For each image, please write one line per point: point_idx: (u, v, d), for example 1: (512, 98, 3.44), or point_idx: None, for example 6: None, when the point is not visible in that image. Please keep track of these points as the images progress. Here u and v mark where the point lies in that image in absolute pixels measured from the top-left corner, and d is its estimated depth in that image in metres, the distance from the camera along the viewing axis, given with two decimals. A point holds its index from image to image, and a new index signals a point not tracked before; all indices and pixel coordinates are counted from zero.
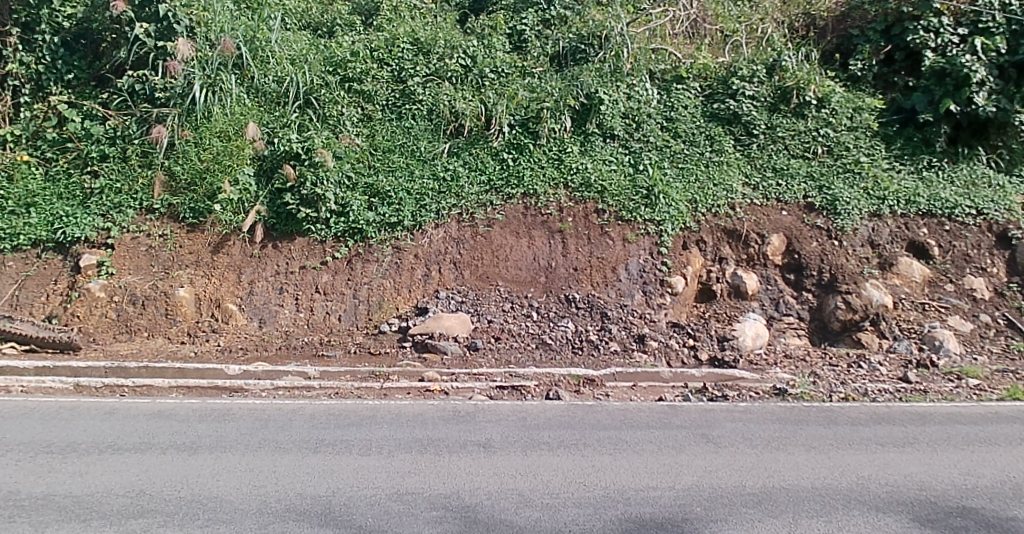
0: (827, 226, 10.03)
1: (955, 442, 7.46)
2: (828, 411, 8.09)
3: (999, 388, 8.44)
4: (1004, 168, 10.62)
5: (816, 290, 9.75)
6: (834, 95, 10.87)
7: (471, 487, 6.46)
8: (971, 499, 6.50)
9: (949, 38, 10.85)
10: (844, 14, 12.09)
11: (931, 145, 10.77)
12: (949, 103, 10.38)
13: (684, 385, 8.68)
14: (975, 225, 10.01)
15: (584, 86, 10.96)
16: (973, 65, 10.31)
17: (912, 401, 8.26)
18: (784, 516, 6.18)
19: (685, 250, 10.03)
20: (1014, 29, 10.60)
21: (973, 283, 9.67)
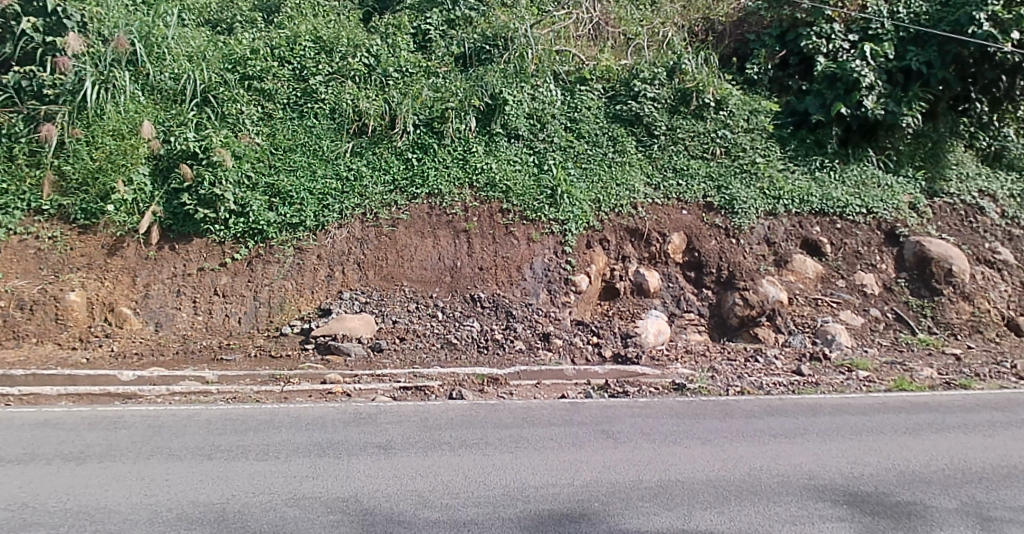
0: (725, 225, 10.26)
1: (844, 432, 7.69)
2: (725, 405, 8.24)
3: (887, 380, 8.80)
4: (892, 168, 11.08)
5: (715, 287, 9.98)
6: (732, 98, 11.19)
7: (370, 490, 6.32)
8: (858, 486, 6.68)
9: (840, 43, 11.17)
10: (741, 19, 12.48)
11: (824, 146, 11.18)
12: (840, 107, 10.71)
13: (587, 382, 8.74)
14: (865, 223, 10.40)
15: (488, 87, 11.01)
16: (862, 70, 10.69)
17: (805, 393, 8.50)
18: (681, 508, 6.24)
19: (589, 249, 10.09)
20: (901, 36, 11.03)
21: (864, 279, 10.02)
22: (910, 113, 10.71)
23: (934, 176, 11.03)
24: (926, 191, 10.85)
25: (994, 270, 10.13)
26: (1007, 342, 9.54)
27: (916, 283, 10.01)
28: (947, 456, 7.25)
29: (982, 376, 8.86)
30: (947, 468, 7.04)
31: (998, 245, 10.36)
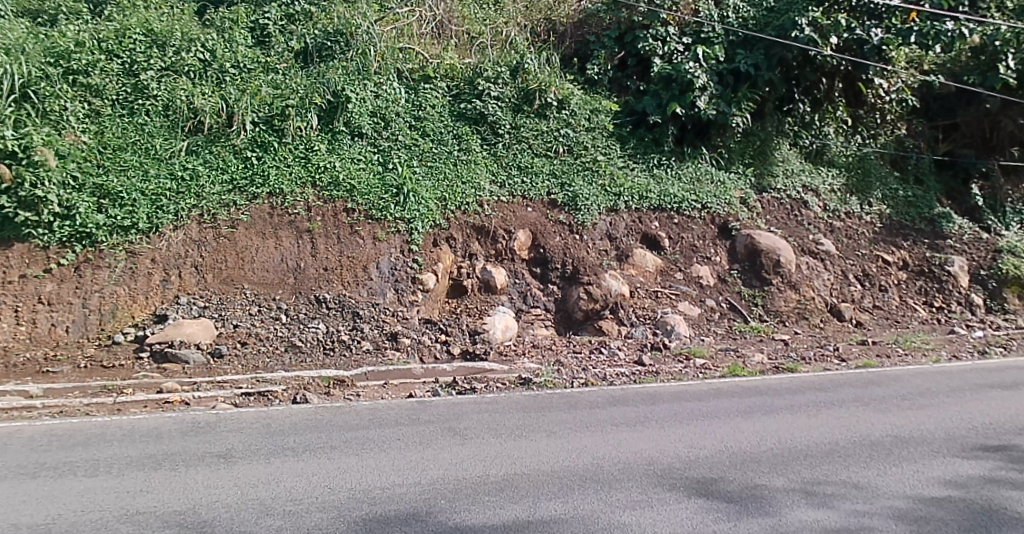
0: (569, 222, 10.51)
1: (681, 418, 8.00)
2: (569, 396, 8.41)
3: (722, 367, 9.26)
4: (723, 165, 11.65)
5: (561, 282, 10.21)
6: (573, 98, 11.50)
7: (209, 501, 6.03)
8: (694, 469, 6.92)
9: (675, 46, 11.78)
10: (581, 21, 12.81)
11: (661, 144, 11.53)
12: (675, 107, 11.12)
13: (435, 381, 8.71)
14: (701, 218, 10.89)
15: (330, 84, 10.88)
16: (695, 72, 11.16)
17: (645, 382, 8.80)
18: (524, 500, 6.27)
19: (436, 247, 10.12)
20: (731, 40, 11.66)
21: (700, 271, 10.46)
22: (739, 113, 11.27)
23: (763, 172, 11.71)
24: (755, 186, 11.48)
25: (818, 260, 10.86)
26: (830, 328, 10.30)
27: (747, 274, 10.55)
28: (777, 436, 7.64)
29: (807, 360, 9.51)
30: (774, 447, 7.42)
31: (822, 237, 11.13)
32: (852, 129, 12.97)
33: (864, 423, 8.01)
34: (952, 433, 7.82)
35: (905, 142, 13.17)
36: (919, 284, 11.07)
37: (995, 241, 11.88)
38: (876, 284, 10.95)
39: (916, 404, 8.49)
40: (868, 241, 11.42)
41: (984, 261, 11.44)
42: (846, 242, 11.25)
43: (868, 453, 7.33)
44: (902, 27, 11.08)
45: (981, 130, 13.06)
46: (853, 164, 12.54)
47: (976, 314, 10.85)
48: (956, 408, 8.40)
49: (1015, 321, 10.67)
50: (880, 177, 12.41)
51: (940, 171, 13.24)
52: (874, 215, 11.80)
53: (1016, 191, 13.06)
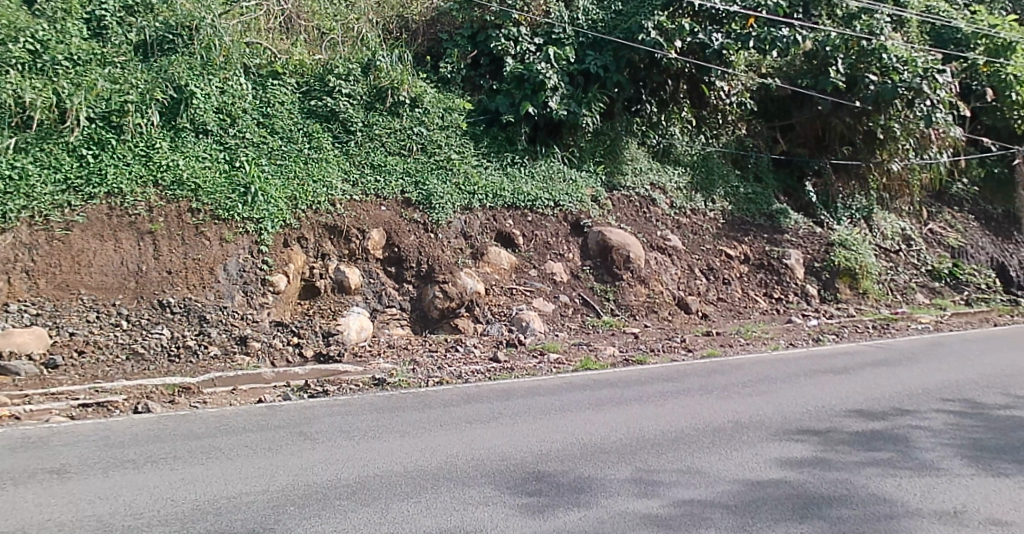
0: (424, 220, 10.58)
1: (533, 412, 8.13)
2: (424, 396, 8.40)
3: (575, 361, 9.53)
4: (576, 164, 11.98)
5: (416, 281, 10.27)
6: (426, 96, 11.58)
7: (39, 521, 5.50)
8: (545, 463, 6.95)
9: (527, 46, 11.92)
10: (434, 19, 12.91)
11: (514, 143, 11.75)
12: (527, 107, 11.29)
13: (286, 384, 8.54)
14: (553, 216, 11.21)
15: (172, 80, 10.54)
16: (547, 73, 11.39)
17: (500, 378, 8.93)
18: (378, 502, 6.05)
19: (286, 247, 10.00)
20: (581, 42, 12.00)
21: (553, 268, 10.76)
22: (589, 114, 11.59)
23: (612, 171, 12.12)
24: (606, 184, 11.88)
25: (666, 255, 11.36)
26: (678, 320, 10.77)
27: (599, 270, 10.93)
28: (625, 427, 7.84)
29: (655, 351, 9.91)
30: (624, 437, 7.59)
31: (668, 233, 11.68)
32: (697, 129, 13.51)
33: (707, 411, 8.35)
34: (788, 416, 8.25)
35: (745, 141, 13.88)
36: (760, 277, 11.76)
37: (827, 235, 12.80)
38: (720, 277, 11.55)
39: (755, 391, 8.94)
40: (712, 236, 12.06)
41: (819, 253, 12.31)
42: (692, 238, 11.85)
43: (711, 439, 7.60)
44: (741, 33, 11.79)
45: (814, 131, 13.78)
46: (697, 163, 13.12)
47: (810, 304, 11.67)
48: (791, 394, 8.89)
49: (845, 309, 11.58)
50: (722, 176, 13.10)
51: (778, 169, 14.06)
52: (717, 211, 12.48)
53: (846, 188, 13.93)
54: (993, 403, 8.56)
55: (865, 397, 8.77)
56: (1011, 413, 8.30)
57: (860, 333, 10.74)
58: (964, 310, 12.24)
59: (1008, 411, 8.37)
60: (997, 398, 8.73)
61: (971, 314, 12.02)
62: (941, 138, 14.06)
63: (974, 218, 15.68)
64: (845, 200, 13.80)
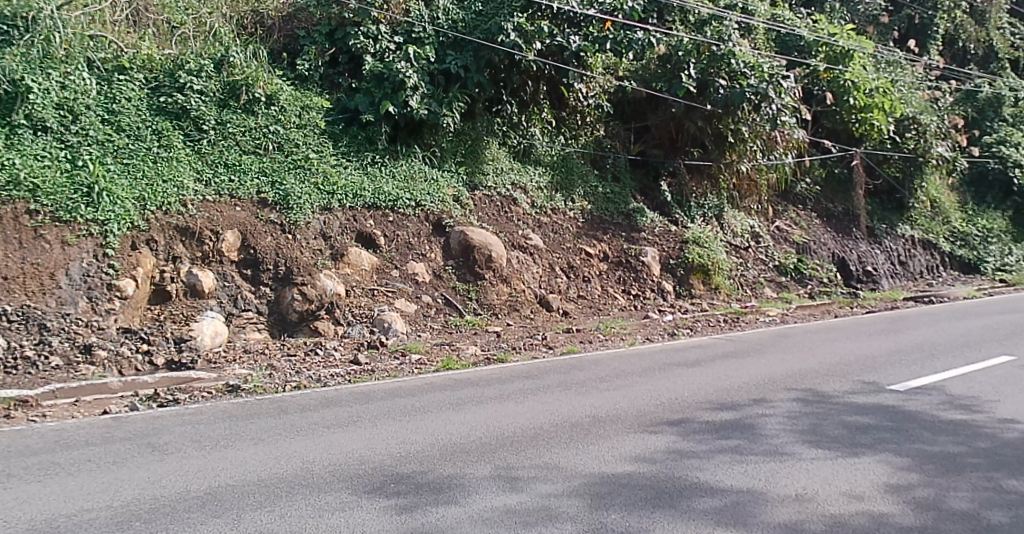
0: (281, 221, 10.48)
1: (394, 415, 8.05)
2: (280, 402, 8.16)
3: (436, 361, 9.58)
4: (436, 164, 12.04)
5: (273, 283, 10.13)
6: (282, 94, 11.50)
7: None
8: (404, 465, 6.81)
9: (386, 44, 11.99)
10: (290, 15, 12.79)
11: (374, 142, 11.71)
12: (388, 105, 11.25)
13: (134, 394, 8.06)
14: (414, 216, 11.28)
15: (6, 72, 9.92)
16: (406, 72, 11.40)
17: (359, 381, 8.86)
18: (229, 513, 5.72)
19: (134, 250, 9.59)
20: (441, 41, 12.18)
21: (415, 268, 10.82)
22: (449, 113, 11.63)
23: (474, 171, 12.23)
24: (468, 184, 11.99)
25: (527, 254, 11.60)
26: (540, 317, 11.04)
27: (461, 270, 11.05)
28: (485, 426, 7.85)
29: (516, 349, 10.09)
30: (484, 436, 7.60)
31: (529, 232, 11.91)
32: (557, 129, 13.77)
33: (566, 407, 8.51)
34: (643, 410, 8.50)
35: (603, 142, 14.19)
36: (619, 274, 12.18)
37: (681, 232, 13.37)
38: (580, 274, 11.86)
39: (612, 386, 9.20)
40: (572, 235, 12.34)
41: (673, 250, 12.83)
42: (553, 237, 12.11)
43: (569, 434, 7.71)
44: (598, 36, 12.13)
45: (668, 132, 14.19)
46: (557, 164, 13.33)
47: (666, 299, 12.17)
48: (646, 388, 9.17)
49: (698, 305, 12.20)
50: (582, 175, 13.39)
51: (635, 168, 14.40)
52: (577, 210, 12.74)
53: (699, 187, 14.32)
54: (831, 391, 9.07)
55: (713, 389, 9.16)
56: (848, 399, 8.82)
57: (713, 328, 11.26)
58: (807, 302, 13.09)
59: (845, 397, 8.90)
60: (834, 385, 9.29)
61: (815, 306, 12.87)
62: (785, 141, 14.90)
63: (816, 216, 16.55)
64: (699, 199, 14.23)
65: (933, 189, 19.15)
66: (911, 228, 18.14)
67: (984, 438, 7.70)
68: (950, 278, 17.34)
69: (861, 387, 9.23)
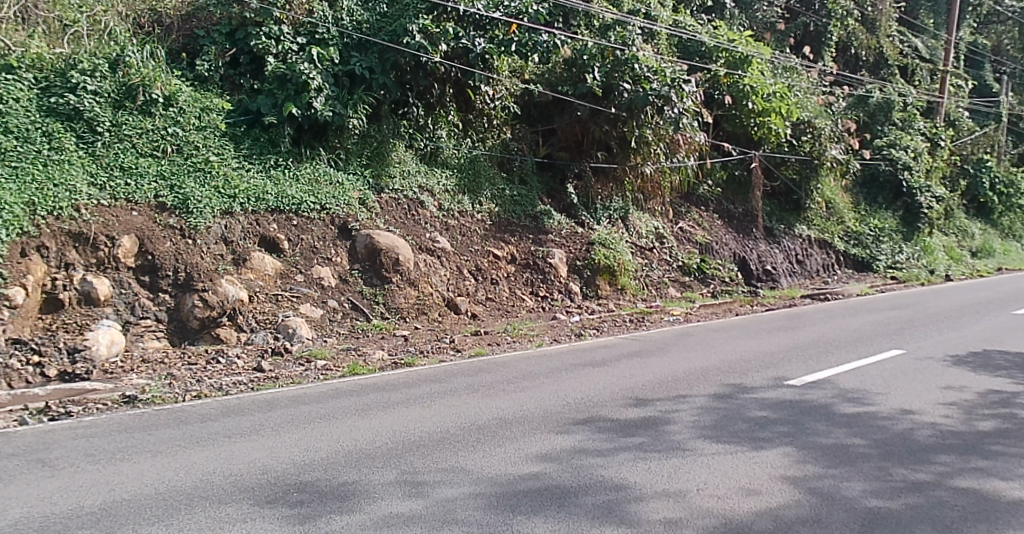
0: (180, 226, 10.29)
1: (298, 422, 7.91)
2: (179, 412, 7.92)
3: (342, 366, 9.52)
4: (341, 166, 12.00)
5: (172, 290, 9.90)
6: (181, 95, 11.29)
7: None
8: (307, 473, 6.70)
9: (289, 46, 11.78)
10: (190, 14, 12.47)
11: (277, 145, 11.65)
12: (291, 107, 11.18)
13: (22, 409, 7.69)
14: (319, 219, 11.26)
15: None
16: (309, 73, 11.36)
17: (263, 388, 8.73)
18: (124, 529, 5.58)
19: (24, 258, 9.16)
20: (346, 42, 12.10)
21: (320, 272, 10.80)
22: (355, 115, 11.70)
23: (380, 173, 12.25)
24: (373, 187, 12.02)
25: (434, 257, 11.71)
26: (448, 320, 11.14)
27: (368, 273, 11.09)
28: (390, 431, 7.80)
29: (424, 353, 10.10)
30: (389, 441, 7.55)
31: (437, 235, 12.03)
32: (463, 132, 13.71)
33: (474, 410, 8.52)
34: (549, 411, 8.58)
35: (510, 145, 14.12)
36: (526, 276, 12.41)
37: (587, 234, 13.72)
38: (487, 277, 12.06)
39: (519, 387, 9.28)
40: (479, 237, 12.55)
41: (580, 252, 13.13)
42: (460, 239, 12.26)
43: (476, 438, 7.70)
44: (504, 39, 12.23)
45: (574, 135, 14.40)
46: (463, 165, 13.39)
47: (573, 301, 12.43)
48: (552, 389, 9.27)
49: (604, 305, 12.61)
50: (488, 178, 13.49)
51: (542, 171, 14.58)
52: (485, 212, 12.96)
53: (604, 189, 14.60)
54: (732, 388, 9.35)
55: (619, 389, 9.32)
56: (748, 395, 9.10)
57: (619, 327, 11.54)
58: (710, 301, 13.51)
59: (747, 393, 9.19)
60: (735, 381, 9.59)
61: (717, 305, 13.34)
62: (688, 144, 15.20)
63: (717, 217, 16.92)
64: (604, 201, 14.53)
65: (828, 190, 20.01)
66: (808, 228, 18.95)
67: (876, 429, 8.05)
68: (844, 276, 18.29)
69: (762, 382, 9.55)
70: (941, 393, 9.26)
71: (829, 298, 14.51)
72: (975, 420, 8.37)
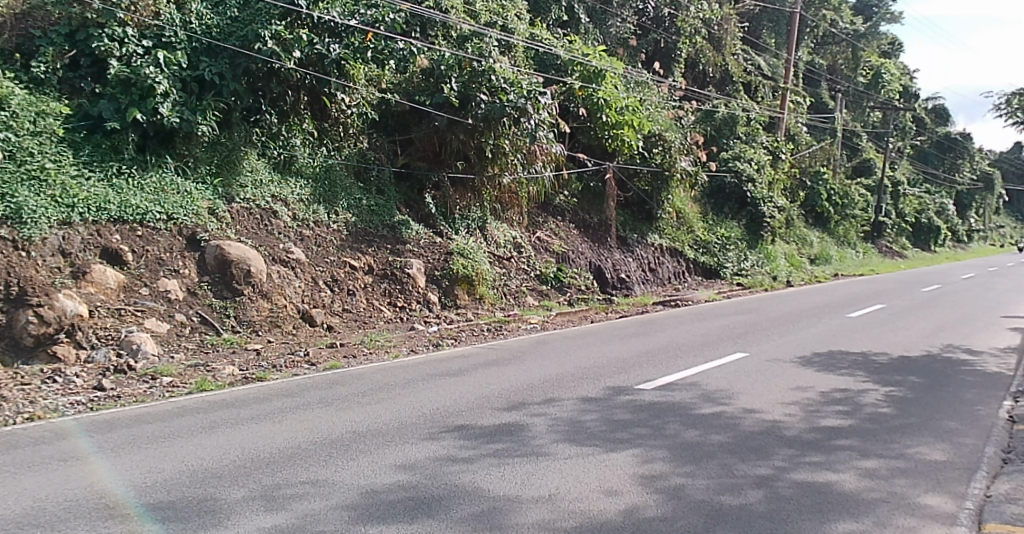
0: (12, 237, 9.59)
1: (139, 442, 7.52)
2: (7, 436, 7.41)
3: (190, 382, 9.14)
4: (189, 174, 11.84)
5: (4, 305, 9.20)
6: (13, 98, 10.70)
7: None
8: (149, 495, 6.42)
9: (133, 49, 11.40)
10: (25, 12, 11.83)
11: (120, 152, 11.33)
12: (134, 112, 10.89)
13: None
14: (165, 229, 10.99)
15: None
16: (155, 78, 11.08)
17: (103, 408, 8.24)
18: None
19: None
20: (194, 46, 11.93)
21: (166, 285, 10.50)
22: (203, 122, 11.55)
23: (230, 183, 12.19)
24: (223, 196, 11.91)
25: (288, 268, 11.68)
26: (301, 333, 11.11)
27: (218, 285, 10.89)
28: (239, 448, 7.51)
29: (276, 367, 9.88)
30: (238, 459, 7.26)
31: (291, 246, 12.01)
32: (318, 140, 13.92)
33: (327, 424, 8.28)
34: (405, 421, 8.45)
35: (367, 154, 14.49)
36: (384, 287, 12.57)
37: (446, 244, 14.07)
38: (344, 288, 12.14)
39: (374, 399, 9.13)
40: (335, 247, 12.64)
41: (438, 262, 13.51)
42: (315, 250, 12.31)
43: (328, 452, 7.48)
44: (360, 47, 12.69)
45: (431, 145, 14.56)
46: (318, 175, 13.55)
47: (432, 310, 12.78)
48: (409, 399, 9.17)
49: (463, 314, 12.90)
50: (345, 188, 13.69)
51: (398, 182, 14.75)
52: (340, 223, 13.06)
53: (463, 200, 14.91)
54: (593, 393, 9.54)
55: (477, 397, 9.32)
56: (611, 399, 9.32)
57: (477, 336, 11.79)
58: (566, 309, 14.25)
59: (609, 397, 9.41)
60: (594, 387, 9.82)
61: (573, 313, 13.95)
62: (545, 154, 15.73)
63: (573, 226, 17.57)
64: (462, 211, 14.95)
65: (677, 200, 20.80)
66: (660, 237, 19.79)
67: (727, 429, 8.40)
68: (694, 283, 19.40)
69: (620, 387, 9.82)
70: (785, 393, 9.80)
71: (682, 306, 15.21)
72: (815, 416, 8.88)
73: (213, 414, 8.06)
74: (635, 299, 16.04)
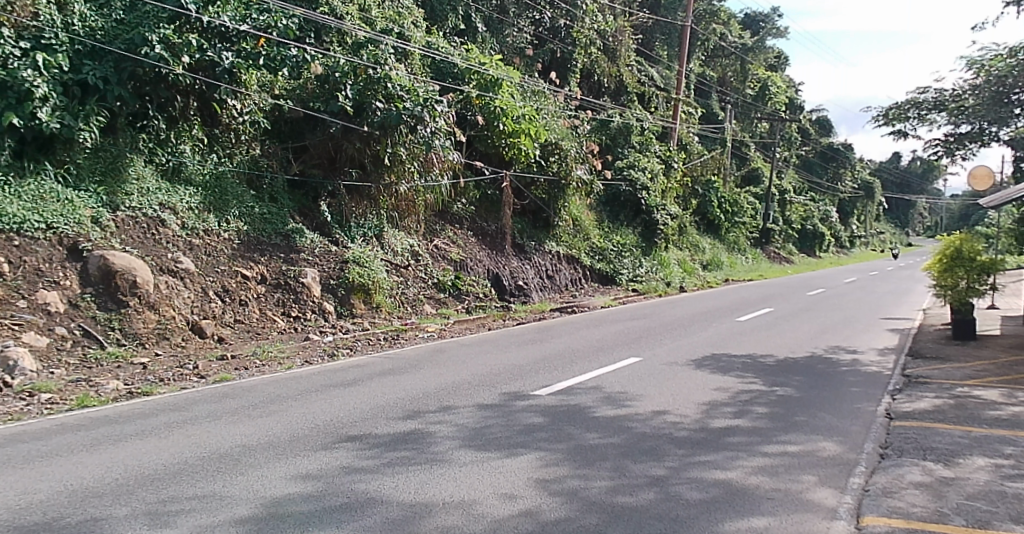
0: None
1: (12, 463, 7.20)
2: None
3: (70, 399, 8.79)
4: (71, 182, 11.47)
5: None
6: None
7: None
8: (25, 517, 6.19)
9: (9, 50, 10.81)
10: None
11: None
12: (10, 116, 10.50)
13: None
14: (45, 239, 10.63)
15: None
16: (33, 81, 10.71)
17: None
18: None
19: None
20: (77, 49, 11.56)
21: (46, 297, 10.08)
22: (85, 128, 11.39)
23: (115, 191, 11.89)
24: (107, 204, 11.63)
25: (176, 278, 11.47)
26: (191, 345, 10.87)
27: (102, 297, 10.56)
28: (121, 466, 7.26)
29: (164, 381, 9.63)
30: (120, 476, 7.03)
31: (179, 255, 11.80)
32: (208, 148, 13.72)
33: (215, 437, 8.09)
34: (297, 432, 8.32)
35: (259, 161, 14.40)
36: (277, 296, 12.45)
37: (342, 253, 14.08)
38: (235, 298, 11.98)
39: (265, 411, 8.95)
40: (226, 257, 12.47)
41: (333, 271, 13.48)
42: (204, 259, 12.13)
43: (216, 466, 7.31)
44: (252, 52, 12.82)
45: (326, 151, 14.76)
46: (208, 183, 13.37)
47: (327, 319, 12.73)
48: (301, 410, 9.03)
49: (359, 323, 12.91)
50: (236, 196, 13.56)
51: (292, 189, 14.70)
52: (232, 231, 12.92)
53: (358, 207, 15.03)
54: (492, 399, 9.63)
55: (371, 406, 9.25)
56: (512, 405, 9.41)
57: (372, 345, 11.83)
58: (463, 317, 14.40)
59: (511, 403, 9.49)
60: (494, 394, 9.89)
61: (471, 321, 14.24)
62: (441, 162, 16.24)
63: (471, 234, 17.67)
64: (358, 219, 14.97)
65: (573, 208, 21.25)
66: (556, 244, 20.14)
67: (624, 431, 8.60)
68: (590, 289, 19.86)
69: (519, 393, 9.94)
70: (681, 394, 10.10)
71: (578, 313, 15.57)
72: (708, 417, 9.18)
73: (93, 431, 7.77)
74: (532, 307, 16.30)
